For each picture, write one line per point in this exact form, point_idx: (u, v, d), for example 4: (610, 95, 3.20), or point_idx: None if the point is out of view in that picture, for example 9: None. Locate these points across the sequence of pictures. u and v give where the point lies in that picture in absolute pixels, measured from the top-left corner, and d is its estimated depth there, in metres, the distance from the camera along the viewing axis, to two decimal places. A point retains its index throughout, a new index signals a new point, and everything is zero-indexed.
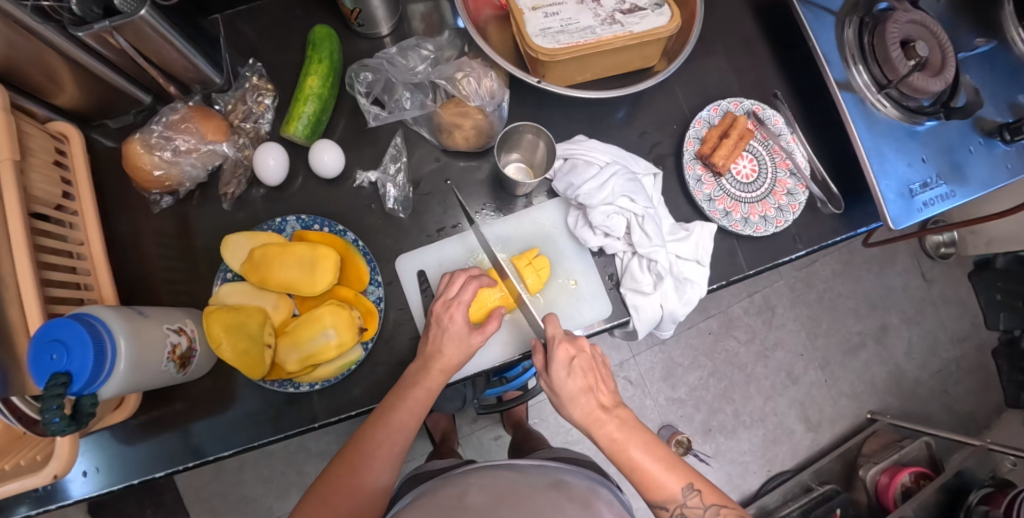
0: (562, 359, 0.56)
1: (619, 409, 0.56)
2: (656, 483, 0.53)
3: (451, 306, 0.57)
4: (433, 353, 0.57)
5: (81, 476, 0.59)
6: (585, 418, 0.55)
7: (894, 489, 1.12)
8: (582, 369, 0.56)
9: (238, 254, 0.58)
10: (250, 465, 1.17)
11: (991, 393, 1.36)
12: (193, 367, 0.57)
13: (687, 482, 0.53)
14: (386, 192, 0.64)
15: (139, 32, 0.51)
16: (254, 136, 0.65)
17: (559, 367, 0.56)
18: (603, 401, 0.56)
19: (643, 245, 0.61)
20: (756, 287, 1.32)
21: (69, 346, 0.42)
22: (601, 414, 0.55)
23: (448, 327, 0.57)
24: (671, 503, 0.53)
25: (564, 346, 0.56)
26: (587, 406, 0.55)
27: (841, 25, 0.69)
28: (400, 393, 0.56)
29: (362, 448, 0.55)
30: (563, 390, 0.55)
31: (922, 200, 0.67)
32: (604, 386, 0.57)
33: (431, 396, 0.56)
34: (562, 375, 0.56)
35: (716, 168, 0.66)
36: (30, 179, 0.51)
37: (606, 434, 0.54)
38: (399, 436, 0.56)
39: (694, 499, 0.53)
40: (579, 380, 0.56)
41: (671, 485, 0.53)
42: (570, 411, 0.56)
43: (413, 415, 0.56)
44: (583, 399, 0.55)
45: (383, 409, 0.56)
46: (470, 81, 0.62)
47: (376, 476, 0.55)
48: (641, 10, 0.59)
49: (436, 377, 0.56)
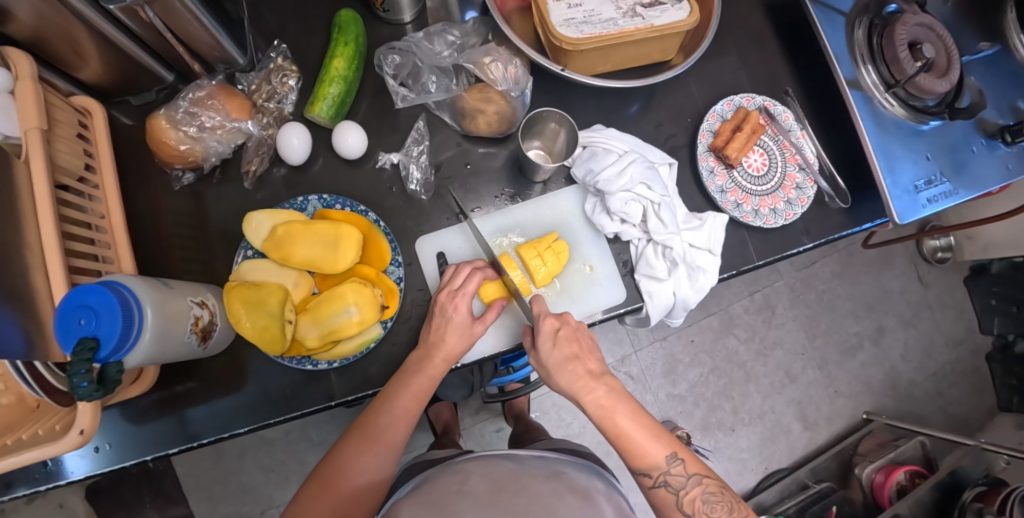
0: (548, 331, 0.58)
1: (607, 376, 0.58)
2: (639, 452, 0.55)
3: (456, 297, 0.58)
4: (435, 341, 0.57)
5: (92, 452, 0.59)
6: (574, 386, 0.57)
7: (889, 487, 1.14)
8: (567, 339, 0.58)
9: (260, 231, 0.58)
10: (250, 454, 1.17)
11: (984, 395, 1.39)
12: (214, 341, 0.58)
13: (671, 451, 0.54)
14: (408, 174, 0.65)
15: (168, 6, 0.51)
16: (277, 115, 0.65)
17: (545, 339, 0.58)
18: (591, 369, 0.58)
19: (659, 232, 0.63)
20: (757, 286, 1.34)
21: (98, 311, 0.42)
22: (589, 380, 0.57)
23: (453, 316, 0.57)
24: (654, 470, 0.54)
25: (550, 320, 0.58)
26: (575, 374, 0.57)
27: (852, 25, 0.71)
28: (405, 380, 0.56)
29: (366, 433, 0.56)
30: (551, 362, 0.58)
31: (926, 196, 0.69)
32: (591, 355, 0.59)
33: (434, 383, 0.57)
34: (548, 347, 0.58)
35: (729, 160, 0.67)
36: (55, 148, 0.51)
37: (595, 400, 0.56)
38: (404, 423, 0.57)
39: (677, 468, 0.54)
40: (564, 349, 0.58)
41: (655, 452, 0.54)
42: (559, 380, 0.58)
43: (415, 401, 0.57)
44: (571, 366, 0.57)
45: (388, 394, 0.56)
46: (496, 67, 0.63)
47: (375, 462, 0.55)
48: (661, 4, 0.61)
49: (438, 366, 0.57)
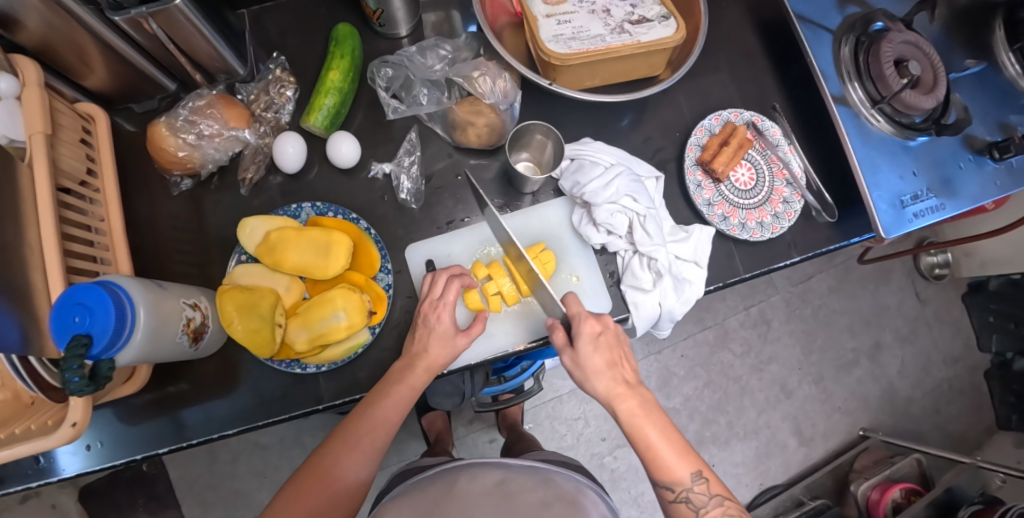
0: (589, 334, 0.58)
1: (641, 388, 0.58)
2: (666, 466, 0.54)
3: (437, 308, 0.60)
4: (419, 352, 0.58)
5: (84, 449, 0.60)
6: (608, 392, 0.57)
7: (884, 504, 1.12)
8: (606, 346, 0.58)
9: (254, 236, 0.60)
10: (243, 459, 1.17)
11: (983, 413, 1.38)
12: (205, 343, 0.59)
13: (696, 469, 0.54)
14: (399, 183, 0.67)
15: (171, 19, 0.54)
16: (274, 125, 0.67)
17: (585, 342, 0.58)
18: (626, 378, 0.58)
19: (644, 244, 0.64)
20: (753, 300, 1.35)
21: (92, 309, 0.43)
22: (624, 389, 0.57)
23: (435, 326, 0.59)
24: (678, 485, 0.54)
25: (590, 323, 0.58)
26: (612, 381, 0.57)
27: (838, 43, 0.73)
28: (386, 389, 0.57)
29: (347, 439, 0.55)
30: (589, 366, 0.57)
31: (912, 211, 0.70)
32: (626, 363, 0.59)
33: (415, 393, 0.58)
34: (588, 350, 0.58)
35: (715, 174, 0.69)
36: (58, 152, 0.53)
37: (628, 408, 0.56)
38: (385, 430, 0.57)
39: (700, 486, 0.53)
40: (603, 355, 0.58)
41: (680, 468, 0.53)
42: (594, 384, 0.58)
43: (397, 410, 0.57)
44: (608, 373, 0.58)
45: (370, 400, 0.57)
46: (485, 80, 0.66)
47: (356, 469, 0.55)
48: (648, 21, 0.63)
49: (421, 375, 0.58)
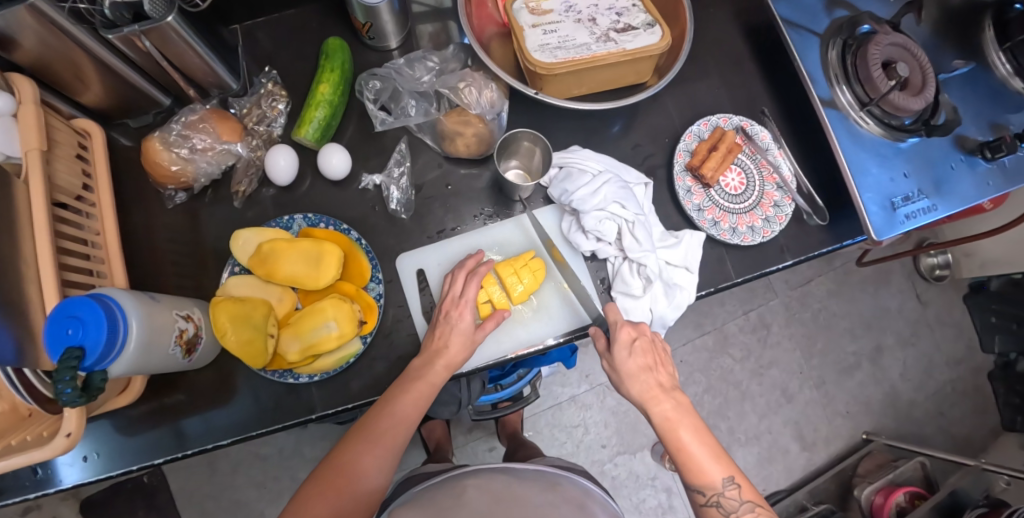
0: (625, 340, 0.59)
1: (676, 392, 0.59)
2: (698, 469, 0.54)
3: (458, 306, 0.62)
4: (439, 348, 0.59)
5: (81, 460, 0.60)
6: (643, 395, 0.58)
7: (889, 508, 1.11)
8: (642, 350, 0.59)
9: (247, 248, 0.61)
10: (243, 469, 1.18)
11: (987, 415, 1.36)
12: (198, 354, 0.59)
13: (728, 474, 0.53)
14: (389, 194, 0.67)
15: (163, 35, 0.55)
16: (266, 138, 0.68)
17: (621, 348, 0.59)
18: (661, 381, 0.59)
19: (633, 250, 0.64)
20: (752, 305, 1.34)
21: (85, 322, 0.44)
22: (659, 391, 0.58)
23: (457, 323, 0.60)
24: (710, 489, 0.53)
25: (626, 329, 0.60)
26: (647, 383, 0.58)
27: (825, 47, 0.73)
28: (405, 385, 0.57)
29: (365, 436, 0.55)
30: (625, 369, 0.59)
31: (905, 213, 0.70)
32: (662, 368, 0.60)
33: (434, 391, 0.58)
34: (623, 355, 0.59)
35: (704, 179, 0.69)
36: (54, 168, 0.54)
37: (662, 411, 0.56)
38: (404, 427, 0.57)
39: (732, 491, 0.53)
40: (639, 360, 0.59)
41: (713, 473, 0.53)
42: (629, 388, 0.59)
43: (416, 407, 0.57)
44: (644, 376, 0.58)
45: (388, 398, 0.57)
46: (471, 91, 0.67)
47: (378, 468, 0.55)
48: (634, 29, 0.63)
49: (440, 373, 0.59)
